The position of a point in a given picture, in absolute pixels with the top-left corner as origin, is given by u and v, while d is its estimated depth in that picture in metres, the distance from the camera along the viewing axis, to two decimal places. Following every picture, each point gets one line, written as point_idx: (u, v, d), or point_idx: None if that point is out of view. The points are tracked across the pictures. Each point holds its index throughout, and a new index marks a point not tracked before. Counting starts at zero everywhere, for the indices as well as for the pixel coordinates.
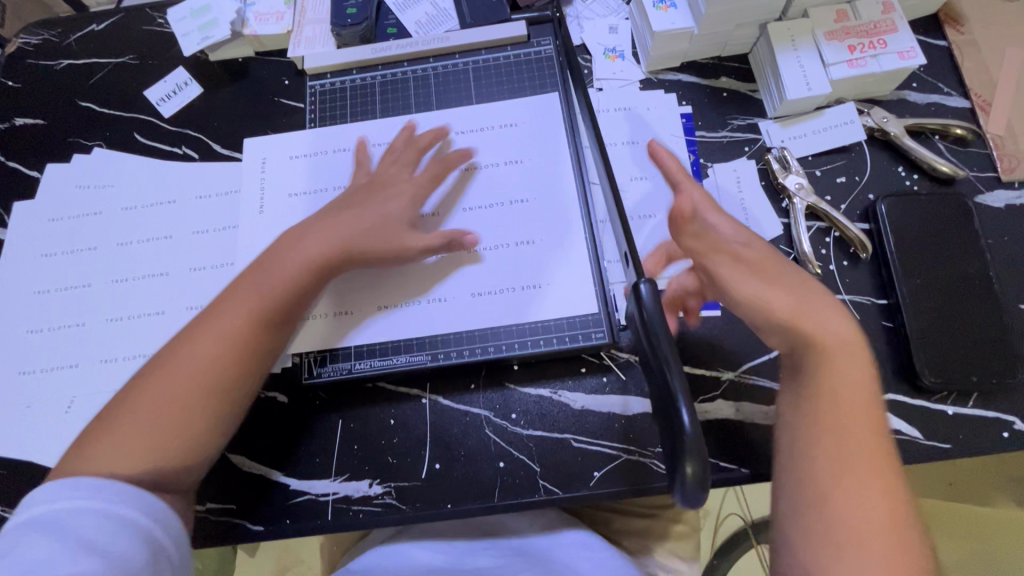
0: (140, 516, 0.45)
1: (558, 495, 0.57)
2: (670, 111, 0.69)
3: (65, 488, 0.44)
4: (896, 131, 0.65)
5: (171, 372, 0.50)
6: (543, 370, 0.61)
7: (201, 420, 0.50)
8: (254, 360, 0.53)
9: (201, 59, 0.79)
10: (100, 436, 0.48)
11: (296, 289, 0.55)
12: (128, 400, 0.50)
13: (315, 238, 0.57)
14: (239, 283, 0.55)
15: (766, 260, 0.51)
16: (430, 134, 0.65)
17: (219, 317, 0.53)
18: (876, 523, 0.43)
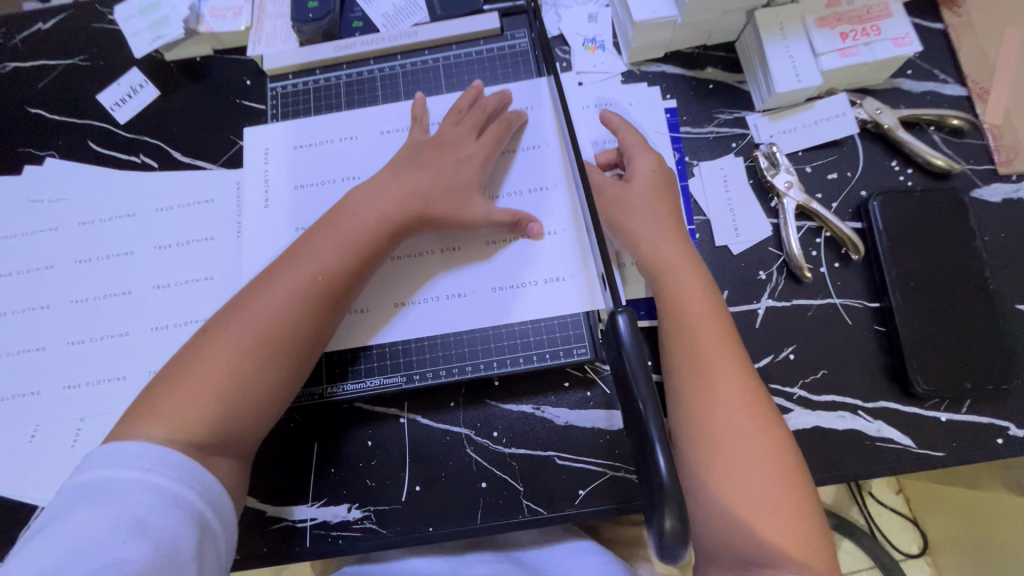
0: (183, 490, 0.44)
1: (542, 516, 0.55)
2: (653, 106, 0.66)
3: (131, 446, 0.45)
4: (890, 123, 0.62)
5: (234, 333, 0.50)
6: (525, 385, 0.58)
7: (263, 383, 0.50)
8: (316, 328, 0.53)
9: (156, 59, 0.74)
10: (169, 393, 0.48)
11: (339, 275, 0.54)
12: (191, 358, 0.50)
13: (383, 205, 0.56)
14: (300, 248, 0.55)
15: (655, 196, 0.58)
16: (496, 99, 0.63)
17: (284, 281, 0.53)
18: (737, 410, 0.49)
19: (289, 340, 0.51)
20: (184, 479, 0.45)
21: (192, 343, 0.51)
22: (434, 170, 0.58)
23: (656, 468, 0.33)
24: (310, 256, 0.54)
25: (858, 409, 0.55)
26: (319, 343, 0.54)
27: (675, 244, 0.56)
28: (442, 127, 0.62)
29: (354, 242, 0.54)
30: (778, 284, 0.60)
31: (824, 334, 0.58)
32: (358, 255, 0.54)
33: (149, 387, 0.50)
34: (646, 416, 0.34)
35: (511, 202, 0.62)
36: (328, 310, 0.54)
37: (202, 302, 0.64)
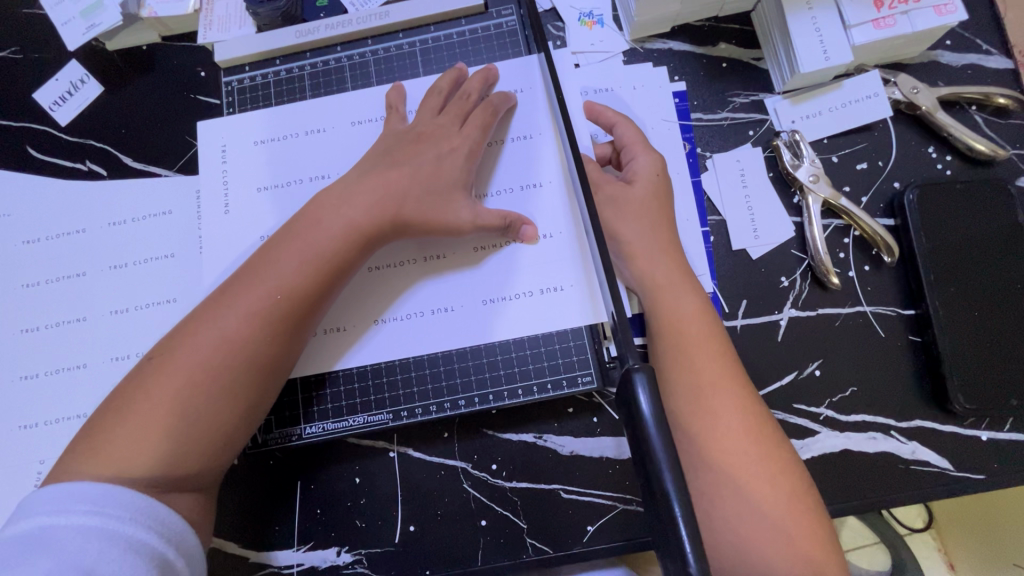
0: (136, 530, 0.39)
1: (548, 555, 0.51)
2: (660, 89, 0.58)
3: (75, 495, 0.39)
4: (929, 105, 0.55)
5: (183, 362, 0.44)
6: (525, 414, 0.53)
7: (220, 419, 0.44)
8: (281, 352, 0.47)
9: (97, 49, 0.65)
10: (112, 432, 0.42)
11: (306, 298, 0.47)
12: (136, 391, 0.43)
13: (354, 214, 0.49)
14: (257, 262, 0.48)
15: (639, 194, 0.52)
16: (479, 79, 0.55)
17: (240, 301, 0.46)
18: (740, 432, 0.44)
19: (246, 368, 0.45)
20: (138, 519, 0.40)
21: (137, 371, 0.45)
22: (412, 175, 0.51)
23: (682, 559, 0.27)
24: (269, 272, 0.47)
25: (890, 429, 0.51)
26: (285, 368, 0.48)
27: (666, 254, 0.50)
28: (420, 114, 0.54)
29: (320, 257, 0.47)
30: (802, 291, 0.54)
31: (853, 346, 0.52)
32: (327, 274, 0.47)
33: (92, 424, 0.44)
34: (668, 499, 0.28)
35: (501, 201, 0.55)
36: (293, 332, 0.47)
37: (164, 328, 0.58)
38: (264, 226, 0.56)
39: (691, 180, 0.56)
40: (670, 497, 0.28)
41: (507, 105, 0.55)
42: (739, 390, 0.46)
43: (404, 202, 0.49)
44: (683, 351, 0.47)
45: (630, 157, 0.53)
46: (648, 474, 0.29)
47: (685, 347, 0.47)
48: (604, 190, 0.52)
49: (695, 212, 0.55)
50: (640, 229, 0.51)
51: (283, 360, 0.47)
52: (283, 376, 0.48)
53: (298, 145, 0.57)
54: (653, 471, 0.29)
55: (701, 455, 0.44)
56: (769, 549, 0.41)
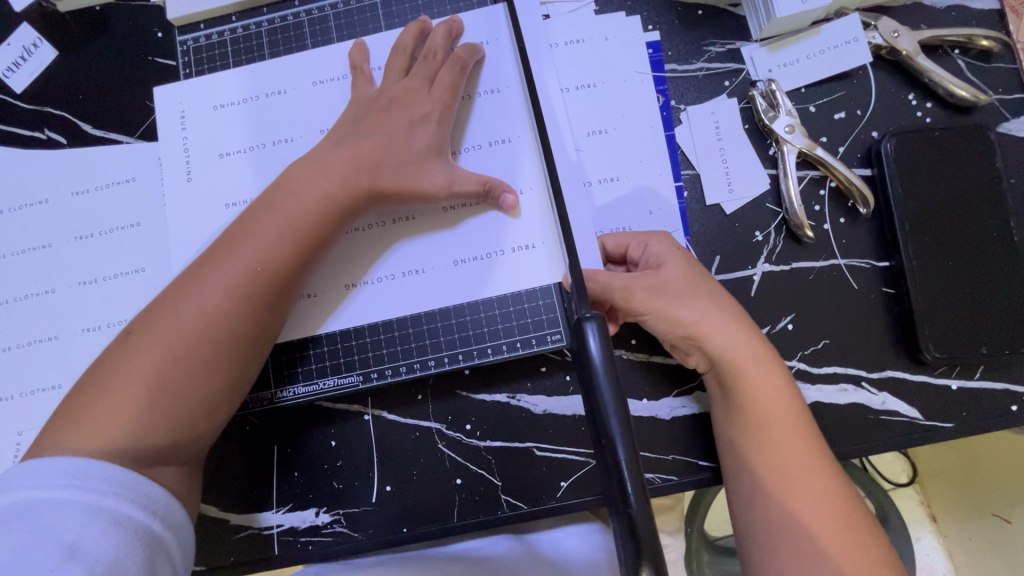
0: (119, 504, 0.38)
1: (523, 511, 0.51)
2: (633, 40, 0.56)
3: (53, 465, 0.38)
4: (910, 48, 0.53)
5: (162, 336, 0.43)
6: (497, 373, 0.53)
7: (196, 393, 0.43)
8: (262, 325, 0.46)
9: (48, 10, 0.62)
10: (91, 404, 0.42)
11: (278, 269, 0.46)
12: (115, 365, 0.43)
13: (322, 182, 0.48)
14: (232, 235, 0.46)
15: (691, 274, 0.48)
16: (443, 31, 0.53)
17: (217, 273, 0.45)
18: (828, 520, 0.41)
19: (225, 341, 0.44)
20: (122, 493, 0.39)
21: (116, 346, 0.44)
22: (379, 139, 0.49)
23: (624, 500, 0.28)
24: (246, 245, 0.45)
25: (861, 380, 0.51)
26: (269, 340, 0.48)
27: (741, 329, 0.47)
28: (388, 79, 0.52)
29: (293, 227, 0.46)
30: (776, 245, 0.53)
31: (826, 299, 0.52)
32: (301, 244, 0.46)
33: (71, 397, 0.43)
34: (614, 447, 0.28)
35: (471, 158, 0.53)
36: (274, 305, 0.46)
37: (134, 298, 0.57)
38: (227, 191, 0.55)
39: (665, 134, 0.55)
40: (616, 446, 0.28)
41: (476, 60, 0.53)
42: (796, 419, 0.45)
43: (371, 165, 0.48)
44: (767, 434, 0.44)
45: (648, 244, 0.49)
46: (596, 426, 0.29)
47: (769, 430, 0.44)
48: (636, 284, 0.47)
49: (668, 167, 0.54)
50: (710, 308, 0.47)
51: (263, 334, 0.46)
52: (264, 351, 0.47)
53: (260, 106, 0.55)
54: (601, 421, 0.29)
55: (771, 490, 0.43)
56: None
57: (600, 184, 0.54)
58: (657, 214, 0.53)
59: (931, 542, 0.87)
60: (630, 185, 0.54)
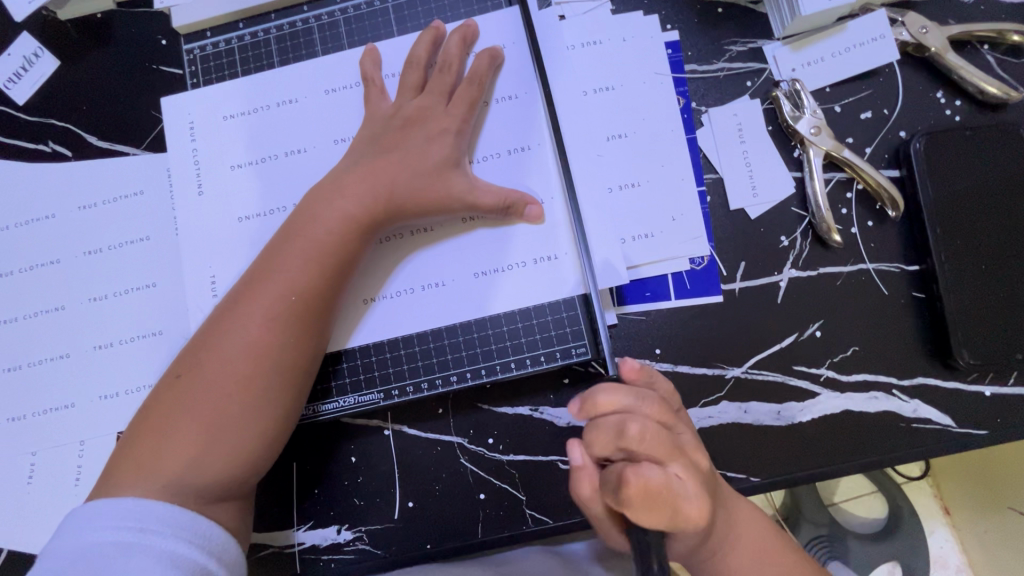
0: (178, 545, 0.40)
1: (548, 525, 0.51)
2: (652, 40, 0.54)
3: (118, 507, 0.40)
4: (938, 45, 0.51)
5: (207, 374, 0.44)
6: (519, 386, 0.52)
7: (243, 427, 0.44)
8: (300, 355, 0.46)
9: (48, 19, 0.60)
10: (149, 446, 0.43)
11: (309, 294, 0.46)
12: (167, 406, 0.44)
13: (343, 204, 0.47)
14: (263, 266, 0.47)
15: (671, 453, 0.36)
16: (458, 36, 0.51)
17: (254, 305, 0.45)
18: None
19: (268, 374, 0.45)
20: (174, 532, 0.40)
21: (164, 386, 0.45)
22: (396, 153, 0.48)
23: None
24: (276, 275, 0.46)
25: (892, 388, 0.50)
26: (315, 366, 0.48)
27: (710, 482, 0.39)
28: (402, 95, 0.51)
29: (320, 251, 0.46)
30: (802, 250, 0.52)
31: (854, 305, 0.51)
32: (329, 268, 0.46)
33: (126, 438, 0.45)
34: None
35: (488, 166, 0.51)
36: (313, 332, 0.47)
37: (146, 313, 0.56)
38: (237, 204, 0.53)
39: (687, 137, 0.53)
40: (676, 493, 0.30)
41: (492, 67, 0.51)
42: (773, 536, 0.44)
43: (391, 180, 0.47)
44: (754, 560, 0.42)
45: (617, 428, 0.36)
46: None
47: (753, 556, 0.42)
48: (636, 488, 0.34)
49: (690, 172, 0.53)
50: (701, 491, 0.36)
51: (304, 365, 0.46)
52: (308, 381, 0.48)
53: (269, 116, 0.54)
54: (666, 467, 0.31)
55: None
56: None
57: (620, 191, 0.53)
58: (679, 220, 0.52)
59: (945, 534, 0.86)
60: (653, 191, 0.52)
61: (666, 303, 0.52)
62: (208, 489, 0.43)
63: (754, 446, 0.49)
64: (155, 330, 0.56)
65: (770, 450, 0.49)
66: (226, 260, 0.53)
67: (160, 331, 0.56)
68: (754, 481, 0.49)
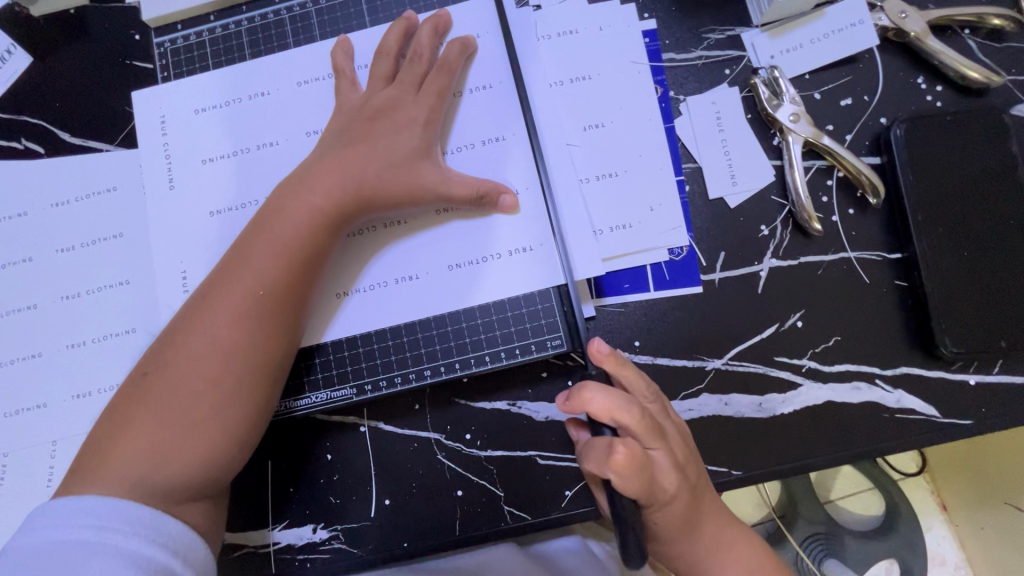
0: (140, 545, 0.39)
1: (527, 522, 0.50)
2: (629, 28, 0.54)
3: (79, 506, 0.39)
4: (918, 30, 0.51)
5: (174, 372, 0.43)
6: (497, 380, 0.51)
7: (211, 425, 0.43)
8: (271, 351, 0.45)
9: (20, 15, 0.60)
10: (116, 444, 0.42)
11: (277, 289, 0.45)
12: (135, 405, 0.43)
13: (312, 196, 0.46)
14: (232, 261, 0.46)
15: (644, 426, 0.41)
16: (429, 26, 0.51)
17: (223, 300, 0.44)
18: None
19: (237, 371, 0.44)
20: (136, 529, 0.39)
21: (131, 384, 0.44)
22: (367, 144, 0.48)
23: None
24: (244, 269, 0.45)
25: (875, 378, 0.49)
26: (288, 363, 0.47)
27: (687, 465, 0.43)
28: (372, 87, 0.50)
29: (289, 245, 0.45)
30: (783, 239, 0.51)
31: (837, 294, 0.50)
32: (299, 261, 0.45)
33: (93, 437, 0.44)
34: None
35: (462, 157, 0.51)
36: (284, 328, 0.46)
37: (119, 311, 0.55)
38: (208, 199, 0.52)
39: (665, 126, 0.53)
40: None
41: (464, 57, 0.50)
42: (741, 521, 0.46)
43: (361, 172, 0.47)
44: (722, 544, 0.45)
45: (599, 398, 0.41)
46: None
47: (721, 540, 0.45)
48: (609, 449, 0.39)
49: (668, 161, 0.52)
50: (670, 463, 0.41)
51: (275, 361, 0.46)
52: (281, 377, 0.47)
53: (241, 110, 0.53)
54: None
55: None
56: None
57: (597, 181, 0.52)
58: (658, 210, 0.51)
59: (942, 531, 0.85)
60: (631, 180, 0.52)
61: (646, 294, 0.51)
62: (174, 487, 0.42)
63: (736, 439, 0.49)
64: (129, 328, 0.55)
65: (752, 443, 0.48)
66: (198, 255, 0.52)
67: (134, 329, 0.55)
68: (735, 474, 0.48)
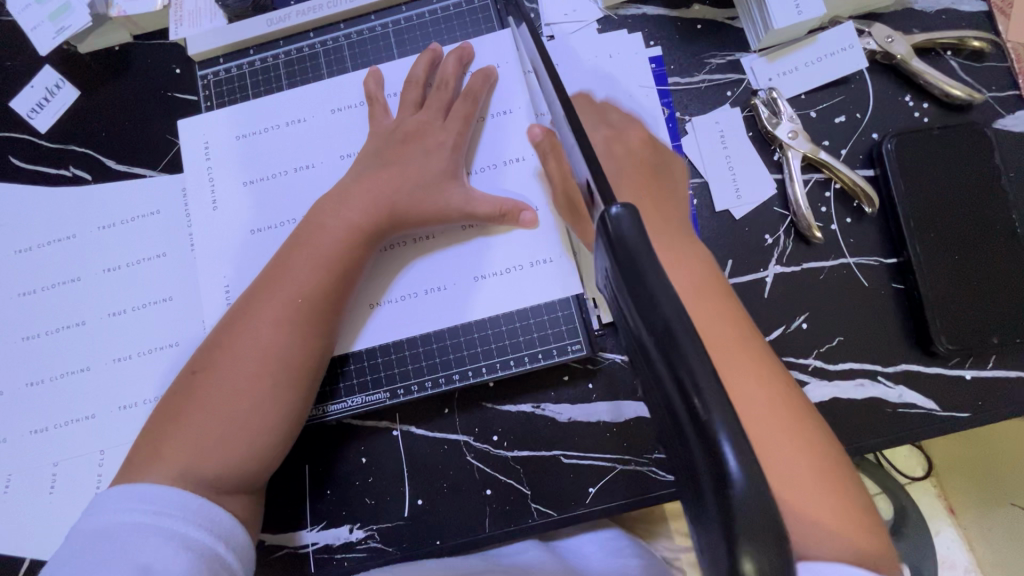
0: (190, 529, 0.42)
1: (553, 518, 0.52)
2: (637, 55, 0.58)
3: (133, 492, 0.42)
4: (904, 52, 0.55)
5: (220, 372, 0.47)
6: (522, 384, 0.54)
7: (254, 421, 0.46)
8: (308, 354, 0.48)
9: (70, 53, 0.64)
10: (167, 439, 0.45)
11: (316, 297, 0.48)
12: (185, 402, 0.47)
13: (349, 212, 0.50)
14: (274, 271, 0.50)
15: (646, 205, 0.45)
16: (455, 57, 0.55)
17: (265, 308, 0.48)
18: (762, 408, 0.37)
19: (277, 371, 0.47)
20: (185, 514, 0.42)
21: (181, 383, 0.48)
22: (399, 166, 0.52)
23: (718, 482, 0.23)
24: (285, 278, 0.49)
25: (878, 375, 0.52)
26: (322, 367, 0.50)
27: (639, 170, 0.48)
28: (403, 112, 0.54)
29: (328, 258, 0.49)
30: (786, 247, 0.54)
31: (837, 297, 0.53)
32: (337, 272, 0.49)
33: (147, 432, 0.47)
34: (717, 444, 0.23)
35: (486, 177, 0.55)
36: (320, 332, 0.49)
37: (163, 326, 0.59)
38: (249, 218, 0.56)
39: (672, 144, 0.57)
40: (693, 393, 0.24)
41: (486, 85, 0.55)
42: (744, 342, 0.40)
43: (394, 190, 0.51)
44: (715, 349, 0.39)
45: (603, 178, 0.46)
46: (665, 355, 0.25)
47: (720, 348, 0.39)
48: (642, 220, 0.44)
49: None
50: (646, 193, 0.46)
51: (313, 365, 0.49)
52: (317, 379, 0.50)
53: (279, 135, 0.57)
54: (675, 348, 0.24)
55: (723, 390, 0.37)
56: (815, 531, 0.34)
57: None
58: None
59: (951, 535, 0.87)
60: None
61: None
62: (218, 477, 0.45)
63: None
64: (173, 342, 0.58)
65: None
66: (240, 271, 0.56)
67: (177, 343, 0.58)
68: None
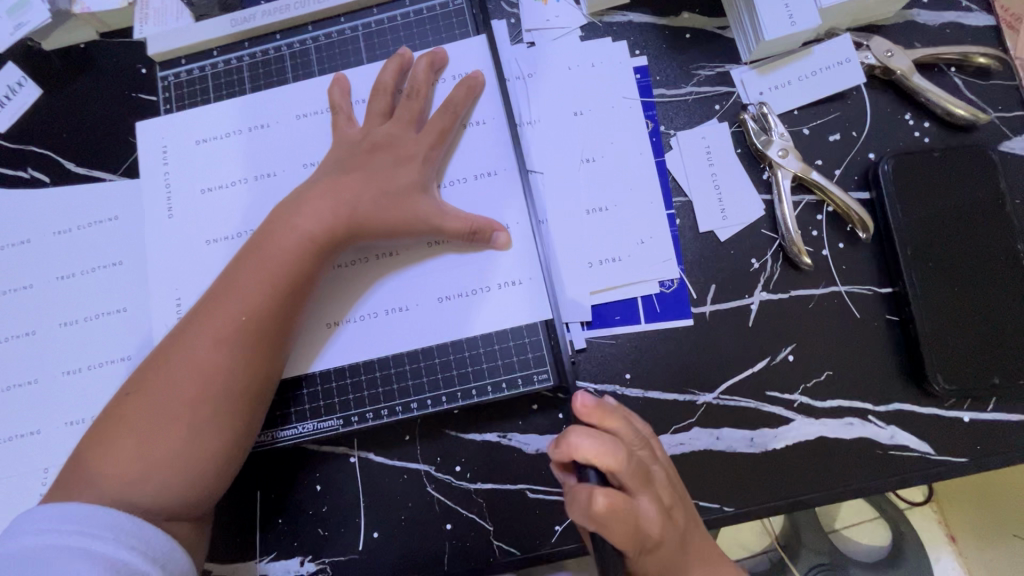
0: (118, 550, 0.39)
1: (516, 557, 0.49)
2: (621, 66, 0.55)
3: (59, 513, 0.40)
4: (904, 68, 0.51)
5: (158, 395, 0.44)
6: (486, 412, 0.51)
7: (190, 450, 0.43)
8: (253, 377, 0.45)
9: (31, 49, 0.61)
10: (97, 463, 0.43)
11: (265, 316, 0.45)
12: (117, 425, 0.43)
13: (304, 227, 0.47)
14: (221, 287, 0.46)
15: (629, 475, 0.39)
16: (427, 63, 0.52)
17: (208, 327, 0.45)
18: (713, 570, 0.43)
19: (218, 396, 0.44)
20: (115, 537, 0.39)
21: (116, 404, 0.45)
22: (362, 176, 0.48)
23: None
24: (231, 297, 0.45)
25: (868, 414, 0.48)
26: (269, 391, 0.47)
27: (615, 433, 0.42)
28: (371, 121, 0.51)
29: (276, 274, 0.46)
30: (773, 272, 0.51)
31: (826, 330, 0.50)
32: (288, 290, 0.46)
33: (77, 456, 0.44)
34: None
35: (456, 191, 0.52)
36: (268, 354, 0.46)
37: (115, 339, 0.56)
38: (203, 227, 0.53)
39: (655, 160, 0.53)
40: None
41: (470, 97, 0.52)
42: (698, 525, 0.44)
43: (352, 202, 0.47)
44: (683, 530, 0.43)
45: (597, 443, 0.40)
46: None
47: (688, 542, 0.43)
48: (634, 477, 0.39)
49: (659, 195, 0.53)
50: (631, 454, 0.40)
51: (258, 389, 0.46)
52: (263, 403, 0.47)
53: (241, 141, 0.54)
54: None
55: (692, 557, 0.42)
56: None
57: (600, 266, 0.52)
58: (648, 243, 0.52)
59: (951, 563, 0.79)
60: (633, 264, 0.52)
61: (634, 330, 0.51)
62: (153, 507, 0.42)
63: (730, 474, 0.48)
64: (125, 355, 0.55)
65: (745, 478, 0.48)
66: (194, 283, 0.53)
67: (129, 356, 0.55)
68: (726, 510, 0.48)
